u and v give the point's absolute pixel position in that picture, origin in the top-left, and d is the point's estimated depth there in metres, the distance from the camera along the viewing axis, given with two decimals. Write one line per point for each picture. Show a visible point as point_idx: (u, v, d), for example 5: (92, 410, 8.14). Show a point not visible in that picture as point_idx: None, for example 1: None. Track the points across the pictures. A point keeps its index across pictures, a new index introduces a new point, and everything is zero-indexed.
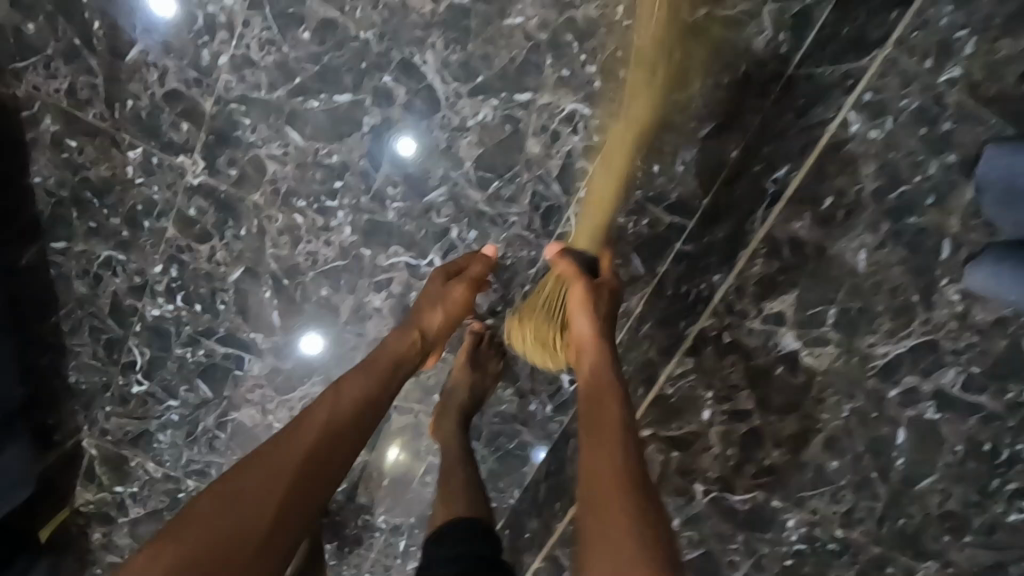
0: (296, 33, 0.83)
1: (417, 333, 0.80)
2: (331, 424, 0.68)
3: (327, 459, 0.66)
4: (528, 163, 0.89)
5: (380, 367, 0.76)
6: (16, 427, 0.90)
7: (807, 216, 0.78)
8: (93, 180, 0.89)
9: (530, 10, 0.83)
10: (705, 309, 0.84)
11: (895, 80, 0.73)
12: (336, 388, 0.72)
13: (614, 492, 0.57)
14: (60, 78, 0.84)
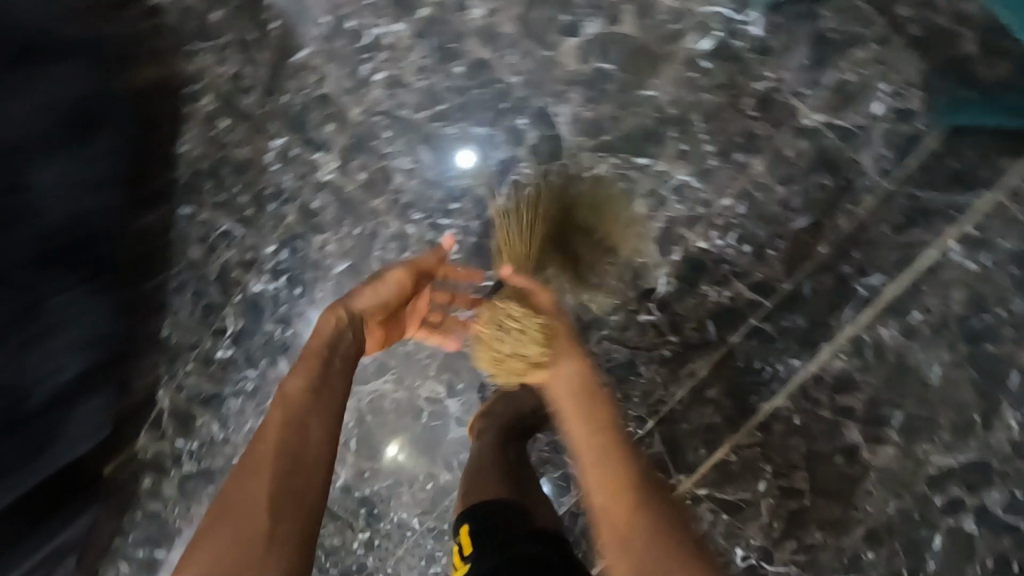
0: (450, 66, 0.90)
1: (342, 316, 0.76)
2: (300, 415, 0.67)
3: (301, 457, 0.64)
4: (631, 222, 0.95)
5: (314, 356, 0.73)
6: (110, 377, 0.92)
7: (893, 324, 0.86)
8: (233, 159, 0.96)
9: (665, 86, 0.89)
10: (782, 389, 0.90)
11: (998, 221, 0.84)
12: (281, 398, 0.69)
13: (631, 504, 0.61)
14: (228, 64, 0.92)
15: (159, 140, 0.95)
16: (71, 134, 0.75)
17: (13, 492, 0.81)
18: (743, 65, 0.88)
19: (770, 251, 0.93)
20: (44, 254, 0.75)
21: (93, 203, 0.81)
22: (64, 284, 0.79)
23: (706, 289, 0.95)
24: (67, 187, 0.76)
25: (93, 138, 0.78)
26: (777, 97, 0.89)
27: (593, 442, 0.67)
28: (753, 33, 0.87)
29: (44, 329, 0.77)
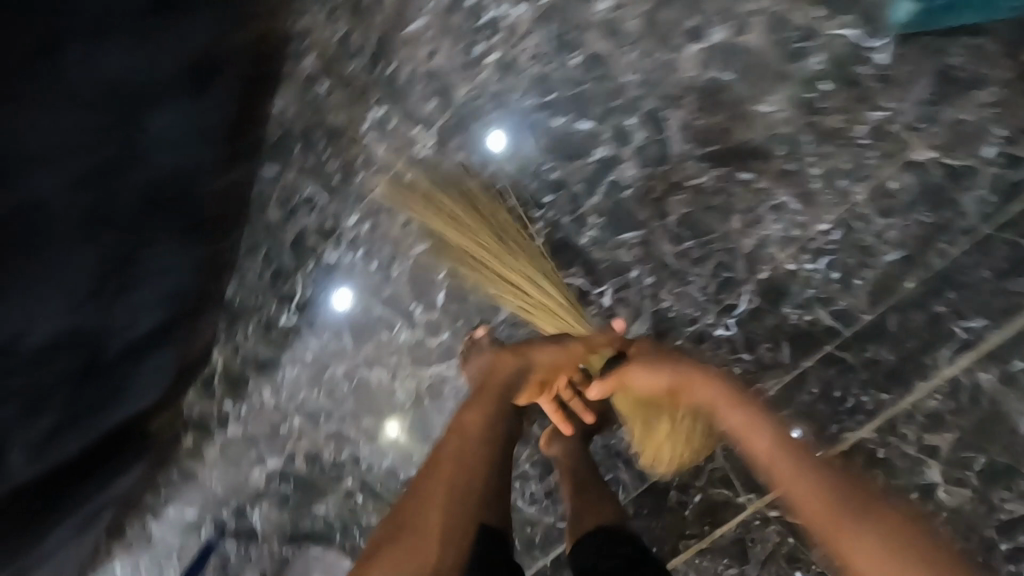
0: (567, 56, 0.88)
1: (516, 359, 0.89)
2: (473, 438, 0.84)
3: (471, 474, 0.81)
4: (725, 235, 0.94)
5: (491, 394, 0.88)
6: (171, 336, 0.88)
7: (994, 370, 0.87)
8: (328, 124, 0.94)
9: (782, 103, 0.88)
10: (868, 421, 0.91)
11: None
12: (459, 426, 0.85)
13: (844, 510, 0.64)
14: (338, 25, 0.89)
15: (265, 91, 0.88)
16: (192, 75, 0.71)
17: (80, 441, 0.79)
18: (864, 92, 0.87)
19: (859, 282, 0.93)
20: (150, 198, 0.73)
21: (196, 150, 0.76)
22: (157, 230, 0.75)
23: (788, 312, 0.95)
24: (178, 130, 0.72)
25: (208, 82, 0.74)
26: (891, 129, 0.88)
27: (781, 466, 0.70)
28: (880, 61, 0.86)
29: (134, 275, 0.74)
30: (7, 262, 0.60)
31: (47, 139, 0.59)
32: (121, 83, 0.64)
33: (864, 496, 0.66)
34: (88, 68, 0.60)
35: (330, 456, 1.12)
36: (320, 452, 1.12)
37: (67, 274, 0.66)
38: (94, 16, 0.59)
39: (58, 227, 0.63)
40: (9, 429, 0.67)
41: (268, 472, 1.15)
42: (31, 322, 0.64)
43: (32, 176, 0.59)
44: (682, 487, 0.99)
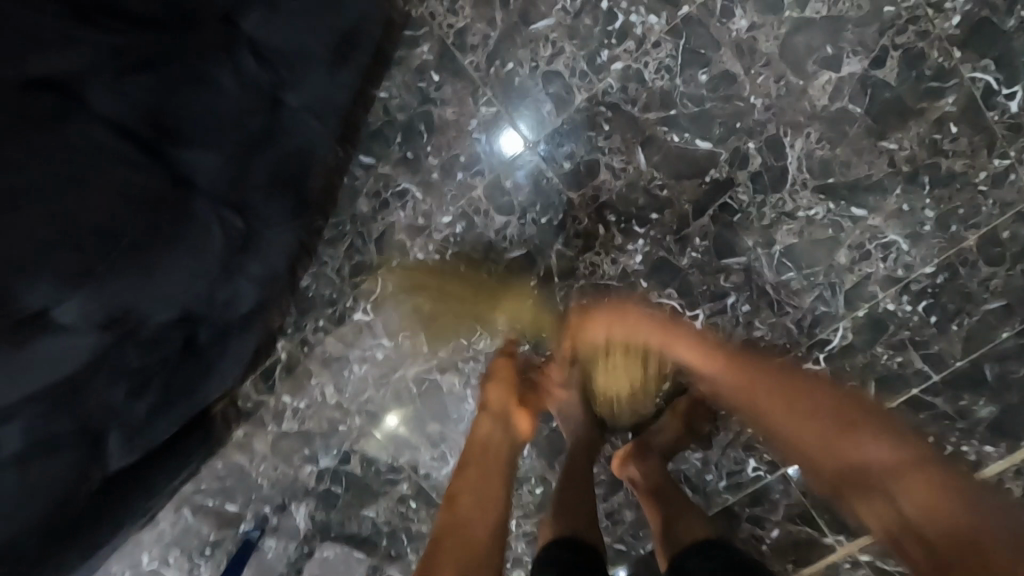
0: (694, 72, 0.85)
1: (489, 416, 0.89)
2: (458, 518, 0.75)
3: (470, 534, 0.72)
4: (829, 269, 0.93)
5: (476, 442, 0.86)
6: (252, 324, 0.82)
7: None
8: (434, 117, 0.89)
9: (907, 142, 0.87)
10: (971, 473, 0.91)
11: None
12: (450, 498, 0.78)
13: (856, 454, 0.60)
14: (460, 16, 0.86)
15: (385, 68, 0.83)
16: (336, 52, 0.69)
17: (153, 434, 0.73)
18: (991, 139, 0.85)
19: (954, 326, 0.92)
20: (276, 178, 0.71)
21: (322, 131, 0.73)
22: (271, 208, 0.72)
23: (880, 351, 0.94)
24: (313, 107, 0.70)
25: (348, 61, 0.72)
26: (1011, 178, 0.86)
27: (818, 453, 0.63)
28: (1012, 109, 0.84)
29: (248, 256, 0.73)
30: (152, 242, 0.58)
31: (208, 106, 0.60)
32: (277, 57, 0.64)
33: (855, 425, 0.62)
34: (257, 39, 0.62)
35: (388, 460, 1.08)
36: (378, 454, 1.08)
37: (202, 257, 0.64)
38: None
39: (197, 203, 0.62)
40: (111, 413, 0.65)
41: (319, 472, 1.09)
42: (152, 305, 0.61)
43: (186, 151, 0.60)
44: (755, 521, 0.99)
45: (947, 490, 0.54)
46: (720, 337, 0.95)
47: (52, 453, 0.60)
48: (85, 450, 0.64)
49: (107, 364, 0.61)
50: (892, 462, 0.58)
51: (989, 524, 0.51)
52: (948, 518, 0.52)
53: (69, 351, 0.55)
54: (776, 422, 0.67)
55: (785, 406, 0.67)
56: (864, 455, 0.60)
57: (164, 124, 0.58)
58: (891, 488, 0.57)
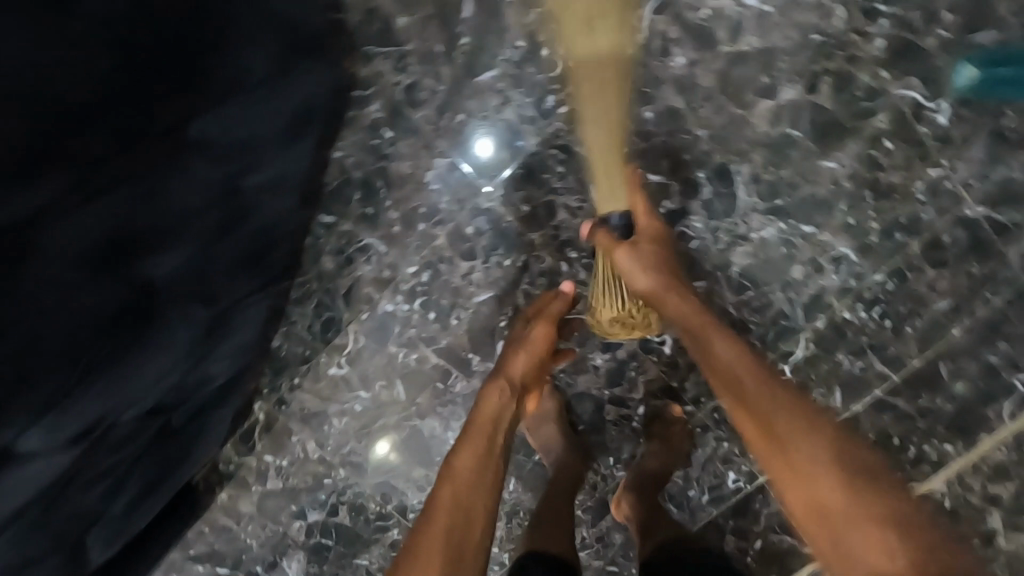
0: (640, 110, 0.88)
1: (504, 383, 0.85)
2: (462, 491, 0.77)
3: (468, 509, 0.76)
4: (785, 285, 0.96)
5: (481, 431, 0.82)
6: (233, 394, 0.80)
7: None
8: (390, 172, 0.91)
9: (846, 160, 0.90)
10: (937, 470, 0.89)
11: None
12: (450, 474, 0.78)
13: (808, 437, 0.65)
14: (406, 73, 0.87)
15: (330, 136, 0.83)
16: (286, 133, 0.72)
17: (146, 515, 0.76)
18: (923, 151, 0.90)
19: (908, 329, 0.96)
20: (243, 258, 0.73)
21: (284, 205, 0.75)
22: (243, 286, 0.73)
23: (841, 357, 0.98)
24: (269, 187, 0.73)
25: (301, 140, 0.74)
26: (946, 185, 0.92)
27: (784, 426, 0.66)
28: (939, 122, 0.89)
29: (220, 339, 0.73)
30: (115, 354, 0.62)
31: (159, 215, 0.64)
32: (223, 152, 0.68)
33: (812, 420, 0.66)
34: (203, 144, 0.66)
35: (376, 507, 1.06)
36: (365, 504, 1.06)
37: (167, 356, 0.66)
38: (213, 95, 0.66)
39: (163, 305, 0.65)
40: (95, 507, 0.70)
41: (308, 526, 1.07)
42: (125, 407, 0.65)
43: (144, 264, 0.64)
44: (741, 533, 1.02)
45: (882, 536, 0.58)
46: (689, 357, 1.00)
47: (37, 563, 0.67)
48: (72, 549, 0.70)
49: (83, 472, 0.66)
50: (827, 465, 0.63)
51: (834, 505, 0.61)
52: (821, 490, 0.63)
53: (36, 478, 0.60)
54: (782, 435, 0.66)
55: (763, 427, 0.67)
56: (800, 458, 0.64)
57: (122, 238, 0.62)
58: (794, 475, 0.64)
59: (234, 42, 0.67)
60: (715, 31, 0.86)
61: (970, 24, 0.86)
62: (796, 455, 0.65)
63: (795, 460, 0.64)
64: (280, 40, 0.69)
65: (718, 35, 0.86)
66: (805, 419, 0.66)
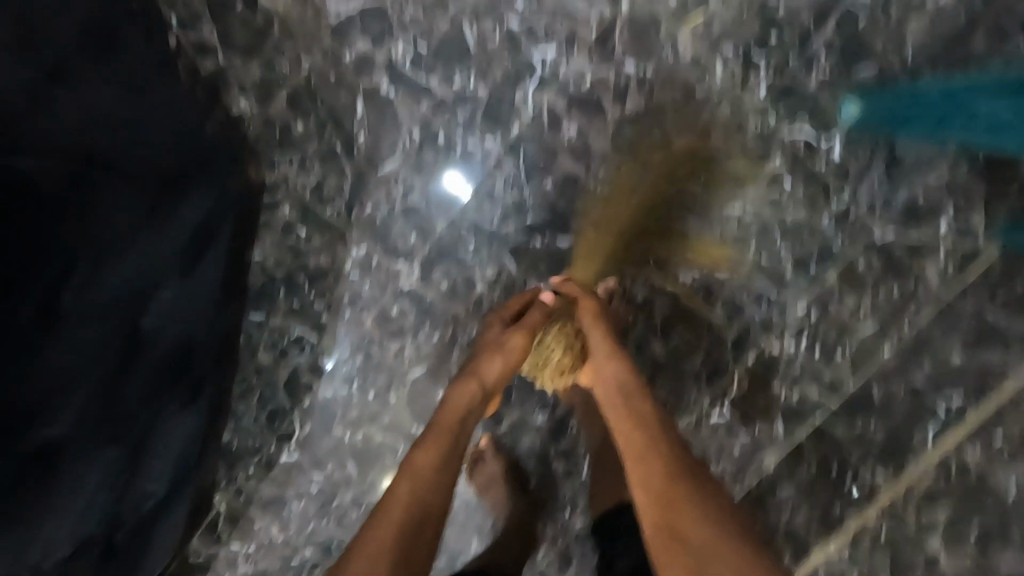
0: (540, 181, 0.91)
1: (477, 384, 0.82)
2: (416, 499, 0.72)
3: (420, 527, 0.71)
4: (709, 328, 0.98)
5: (446, 429, 0.79)
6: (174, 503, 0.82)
7: (977, 448, 0.86)
8: (311, 267, 0.94)
9: (748, 204, 0.93)
10: (870, 503, 0.90)
11: None
12: (411, 469, 0.75)
13: (659, 455, 0.73)
14: (311, 174, 0.89)
15: (250, 237, 0.88)
16: (185, 253, 0.73)
17: None
18: (824, 186, 0.92)
19: (839, 354, 0.96)
20: (157, 384, 0.73)
21: (192, 323, 0.76)
22: (171, 410, 0.76)
23: (778, 390, 0.98)
24: (175, 308, 0.73)
25: (201, 264, 0.76)
26: (852, 216, 0.93)
27: (642, 445, 0.75)
28: (835, 157, 0.91)
29: (144, 463, 0.75)
30: (21, 507, 0.63)
31: (49, 374, 0.63)
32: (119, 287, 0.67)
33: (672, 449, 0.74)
34: (87, 296, 0.64)
35: None
36: None
37: (82, 496, 0.68)
38: (103, 242, 0.65)
39: (70, 454, 0.66)
40: None
41: None
42: (48, 545, 0.67)
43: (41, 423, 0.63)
44: None
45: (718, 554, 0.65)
46: None
47: None
48: None
49: None
50: (679, 482, 0.71)
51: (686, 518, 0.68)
52: (660, 497, 0.70)
53: None
54: (640, 448, 0.74)
55: (631, 440, 0.76)
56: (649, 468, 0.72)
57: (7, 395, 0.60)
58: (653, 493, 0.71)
59: (108, 179, 0.66)
60: (602, 97, 0.87)
61: (845, 63, 0.88)
62: (647, 472, 0.72)
63: (646, 473, 0.72)
64: (159, 179, 0.70)
65: (605, 102, 0.88)
66: (659, 440, 0.75)
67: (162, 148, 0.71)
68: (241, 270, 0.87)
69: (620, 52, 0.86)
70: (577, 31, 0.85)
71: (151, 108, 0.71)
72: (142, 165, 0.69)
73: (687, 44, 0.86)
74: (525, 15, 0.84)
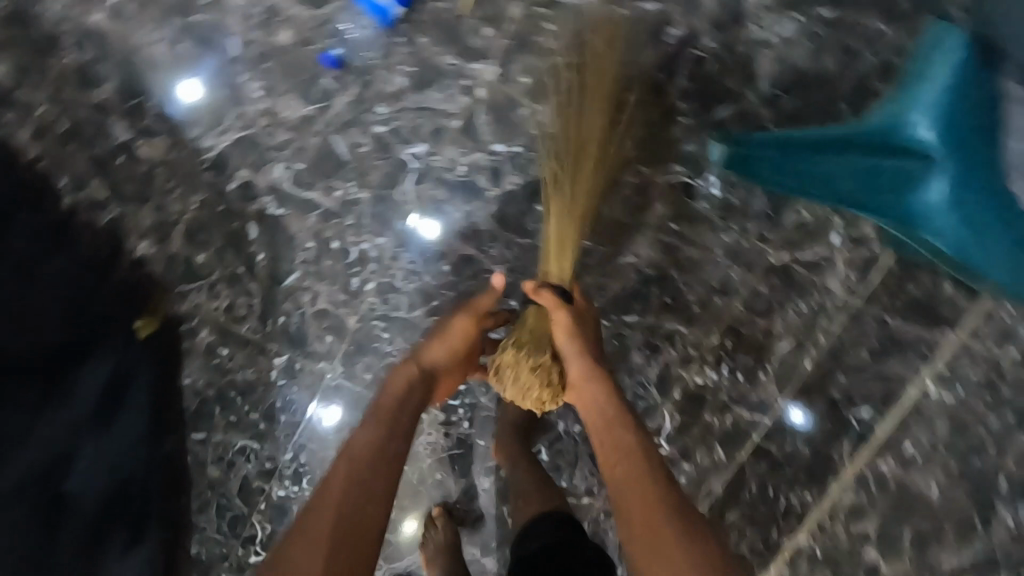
0: (437, 265, 0.93)
1: (417, 367, 0.78)
2: (356, 478, 0.65)
3: (359, 512, 0.63)
4: (629, 370, 1.01)
5: (387, 410, 0.73)
6: None
7: (890, 459, 0.88)
8: (239, 382, 0.96)
9: (640, 251, 0.96)
10: (801, 524, 0.92)
11: (969, 362, 0.84)
12: (348, 449, 0.68)
13: (631, 457, 0.68)
14: (220, 298, 0.93)
15: (177, 368, 0.93)
16: (99, 409, 0.80)
17: None
18: (710, 222, 0.94)
19: (762, 374, 0.97)
20: (97, 525, 0.78)
21: (130, 460, 0.81)
22: (112, 544, 0.78)
23: (708, 419, 1.00)
24: (107, 456, 0.79)
25: (120, 419, 0.81)
26: (745, 245, 0.95)
27: (619, 453, 0.69)
28: (714, 193, 0.93)
29: None
30: None
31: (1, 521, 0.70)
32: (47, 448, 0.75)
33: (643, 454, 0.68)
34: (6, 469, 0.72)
35: None
36: None
37: None
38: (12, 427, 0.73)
39: None
40: None
41: None
42: None
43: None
44: None
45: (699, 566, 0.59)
46: (568, 459, 1.04)
47: None
48: None
49: None
50: (657, 489, 0.64)
51: (659, 528, 0.61)
52: (640, 503, 0.63)
53: None
54: (616, 462, 0.68)
55: (609, 448, 0.70)
56: (627, 476, 0.66)
57: None
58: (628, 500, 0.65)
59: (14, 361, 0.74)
60: (478, 177, 0.90)
61: (704, 107, 0.90)
62: (625, 468, 0.67)
63: (626, 472, 0.66)
64: (55, 350, 0.78)
65: (482, 184, 0.90)
66: (635, 453, 0.68)
67: (51, 325, 0.77)
68: (173, 398, 0.93)
69: (485, 137, 0.89)
70: (441, 124, 0.88)
71: (44, 284, 0.78)
72: (40, 342, 0.76)
73: (549, 117, 0.88)
74: (388, 119, 0.88)
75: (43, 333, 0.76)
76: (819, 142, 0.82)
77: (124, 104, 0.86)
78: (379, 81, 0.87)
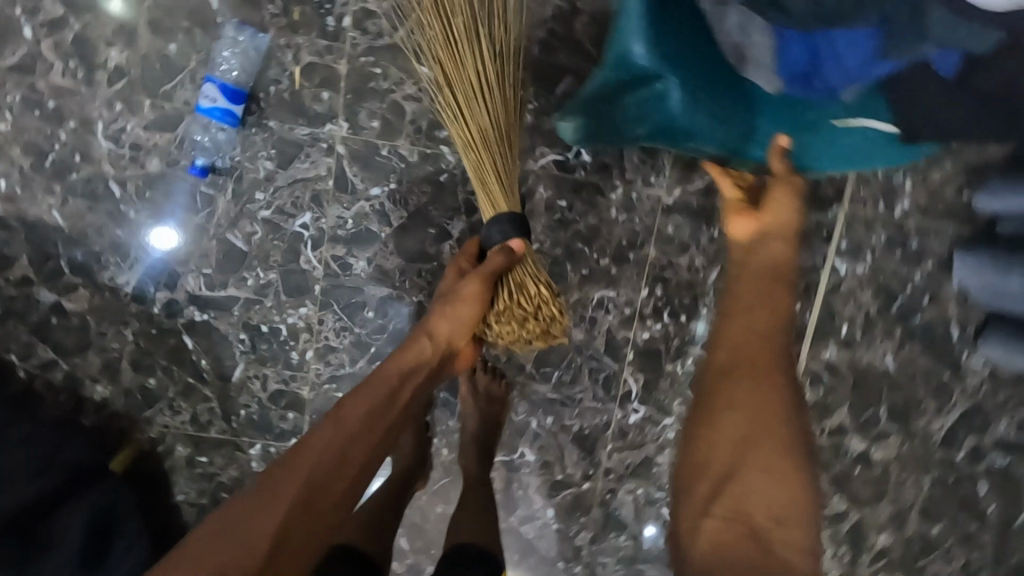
0: (362, 315, 0.97)
1: (428, 339, 0.78)
2: (339, 448, 0.67)
3: (326, 483, 0.65)
4: (577, 349, 1.01)
5: (387, 382, 0.74)
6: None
7: (832, 344, 0.91)
8: (227, 481, 1.01)
9: (543, 236, 0.99)
10: None
11: (861, 226, 0.89)
12: (339, 415, 0.69)
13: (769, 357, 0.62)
14: (183, 412, 0.99)
15: (164, 485, 1.01)
16: (88, 548, 0.86)
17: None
18: (594, 186, 0.97)
19: (705, 308, 0.99)
20: None
21: None
22: None
23: (670, 367, 1.01)
24: None
25: (110, 553, 0.87)
26: (636, 196, 0.98)
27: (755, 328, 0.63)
28: (587, 157, 0.97)
29: None
30: None
31: None
32: None
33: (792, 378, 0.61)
34: None
35: None
36: None
37: None
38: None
39: None
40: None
41: None
42: None
43: None
44: None
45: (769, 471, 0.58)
46: (554, 452, 1.04)
47: None
48: None
49: None
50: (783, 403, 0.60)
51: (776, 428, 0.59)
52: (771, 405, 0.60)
53: None
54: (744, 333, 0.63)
55: (747, 299, 0.65)
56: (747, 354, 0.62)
57: None
58: (744, 380, 0.61)
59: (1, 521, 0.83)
60: (368, 223, 0.96)
61: (546, 87, 0.95)
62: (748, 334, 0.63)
63: (744, 340, 0.63)
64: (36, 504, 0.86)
65: (375, 228, 0.96)
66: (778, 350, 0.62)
67: (20, 487, 0.85)
68: (169, 511, 1.01)
69: (360, 185, 0.95)
70: (318, 188, 0.95)
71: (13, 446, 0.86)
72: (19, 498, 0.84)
73: (410, 147, 0.94)
74: (269, 202, 0.94)
75: (14, 493, 0.84)
76: (605, 93, 0.85)
77: (41, 271, 0.95)
78: (249, 170, 0.94)
